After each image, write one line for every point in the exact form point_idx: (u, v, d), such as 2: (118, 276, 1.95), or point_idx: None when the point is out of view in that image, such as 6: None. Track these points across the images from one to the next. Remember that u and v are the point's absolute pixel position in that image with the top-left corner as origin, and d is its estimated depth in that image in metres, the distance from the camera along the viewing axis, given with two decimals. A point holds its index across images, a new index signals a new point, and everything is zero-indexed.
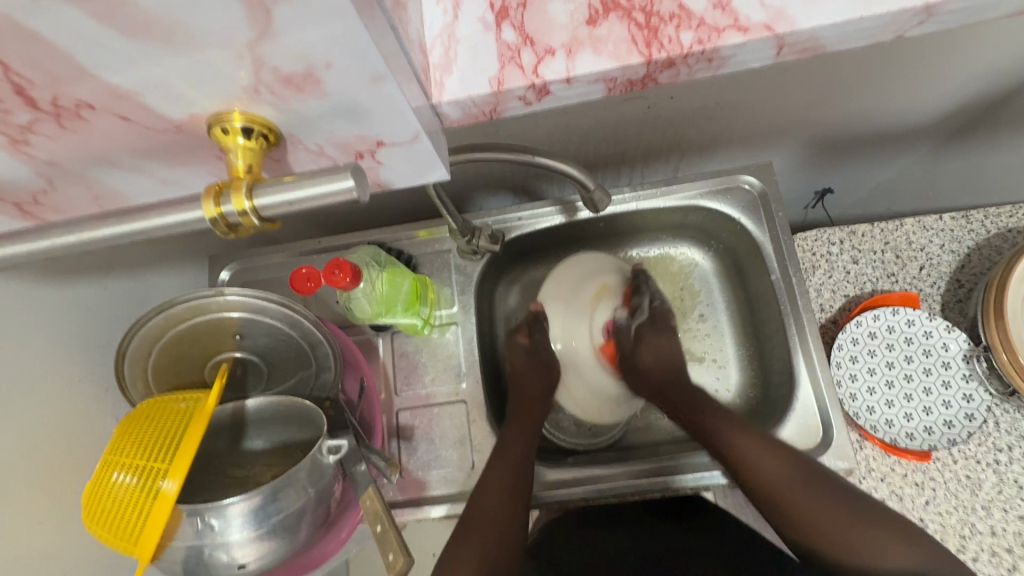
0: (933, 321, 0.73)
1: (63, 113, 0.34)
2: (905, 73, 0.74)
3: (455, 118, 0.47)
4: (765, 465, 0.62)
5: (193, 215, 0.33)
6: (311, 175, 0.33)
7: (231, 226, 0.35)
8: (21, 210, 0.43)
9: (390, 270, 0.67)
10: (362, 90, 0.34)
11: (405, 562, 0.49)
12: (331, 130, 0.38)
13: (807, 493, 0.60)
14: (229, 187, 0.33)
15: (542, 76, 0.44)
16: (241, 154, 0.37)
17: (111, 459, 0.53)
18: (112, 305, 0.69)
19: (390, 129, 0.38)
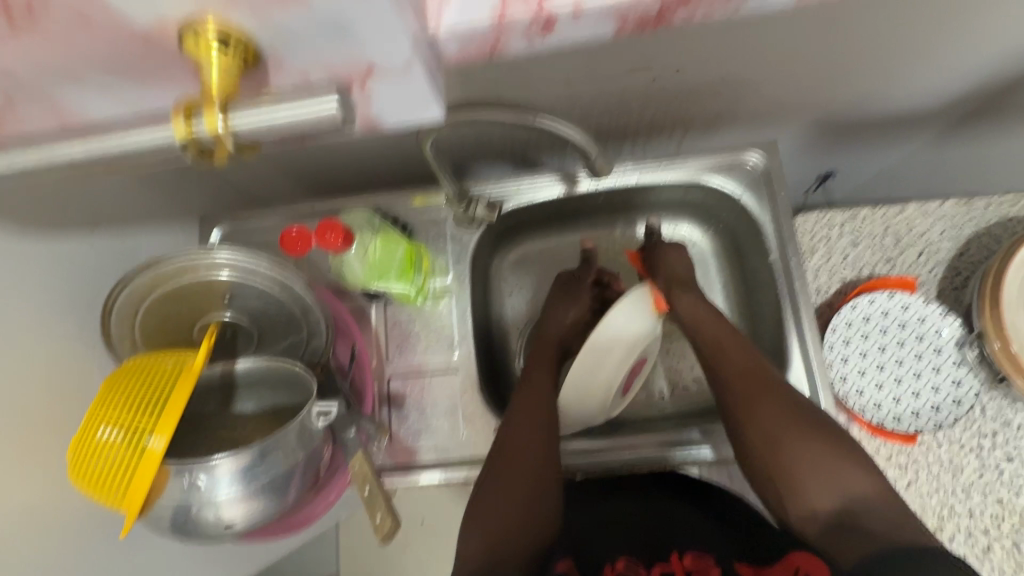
0: (928, 306, 0.73)
1: (14, 15, 0.31)
2: (916, 55, 0.72)
3: (452, 55, 0.43)
4: (744, 381, 0.64)
5: (168, 133, 0.34)
6: (291, 99, 0.33)
7: (203, 149, 0.35)
8: None
9: (384, 237, 0.65)
10: (353, 5, 0.31)
11: (392, 526, 0.51)
12: (320, 52, 0.35)
13: (773, 407, 0.61)
14: (199, 107, 0.34)
15: (548, 8, 0.40)
16: (218, 67, 0.34)
17: (95, 416, 0.52)
18: (96, 262, 0.67)
19: (383, 52, 0.35)
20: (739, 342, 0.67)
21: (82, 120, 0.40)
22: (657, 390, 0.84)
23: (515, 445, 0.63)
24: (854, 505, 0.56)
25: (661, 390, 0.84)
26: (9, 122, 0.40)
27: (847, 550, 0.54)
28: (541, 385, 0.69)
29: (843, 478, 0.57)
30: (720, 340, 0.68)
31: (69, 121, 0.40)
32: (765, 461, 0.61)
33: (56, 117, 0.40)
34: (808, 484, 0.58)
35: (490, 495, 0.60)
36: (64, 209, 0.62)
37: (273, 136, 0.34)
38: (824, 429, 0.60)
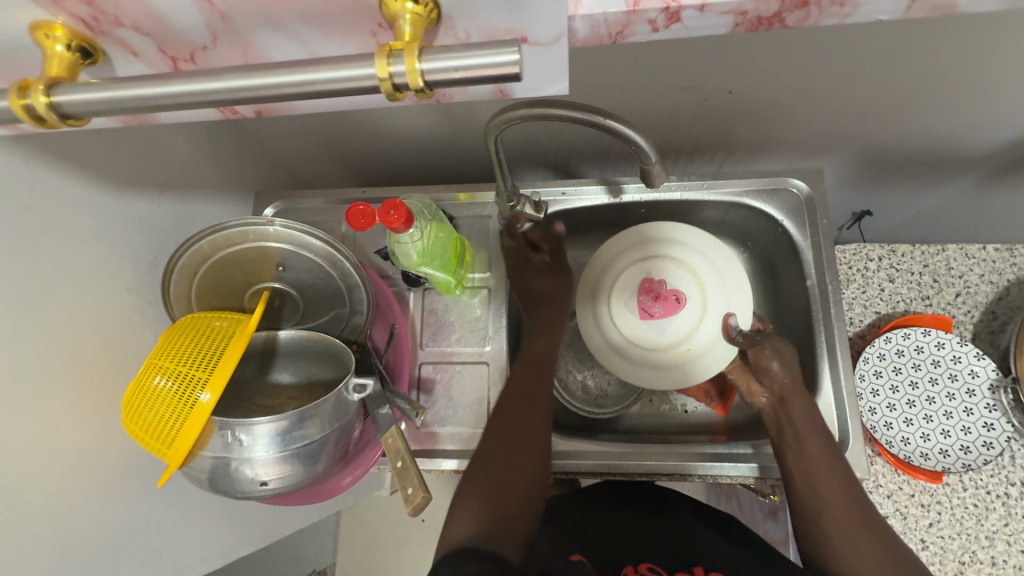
0: (964, 346, 0.72)
1: None
2: (968, 98, 0.73)
3: (581, 36, 0.42)
4: (839, 503, 0.60)
5: (366, 71, 0.31)
6: (479, 45, 0.31)
7: (396, 89, 0.33)
8: (175, 65, 0.41)
9: (437, 225, 0.67)
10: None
11: (424, 499, 0.51)
12: (485, 16, 0.36)
13: (862, 541, 0.57)
14: (401, 49, 0.31)
15: (678, 1, 0.39)
16: (409, 22, 0.34)
17: (152, 365, 0.55)
18: (160, 224, 0.71)
19: (537, 24, 0.36)
20: (835, 462, 0.63)
21: (251, 55, 0.40)
22: (680, 403, 0.84)
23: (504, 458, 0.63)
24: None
25: (684, 404, 0.84)
26: (197, 55, 0.40)
27: None
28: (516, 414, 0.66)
29: None
30: (810, 453, 0.63)
31: (249, 56, 0.40)
32: None
33: (233, 47, 0.40)
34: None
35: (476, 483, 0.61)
36: (138, 170, 0.66)
37: (456, 83, 0.32)
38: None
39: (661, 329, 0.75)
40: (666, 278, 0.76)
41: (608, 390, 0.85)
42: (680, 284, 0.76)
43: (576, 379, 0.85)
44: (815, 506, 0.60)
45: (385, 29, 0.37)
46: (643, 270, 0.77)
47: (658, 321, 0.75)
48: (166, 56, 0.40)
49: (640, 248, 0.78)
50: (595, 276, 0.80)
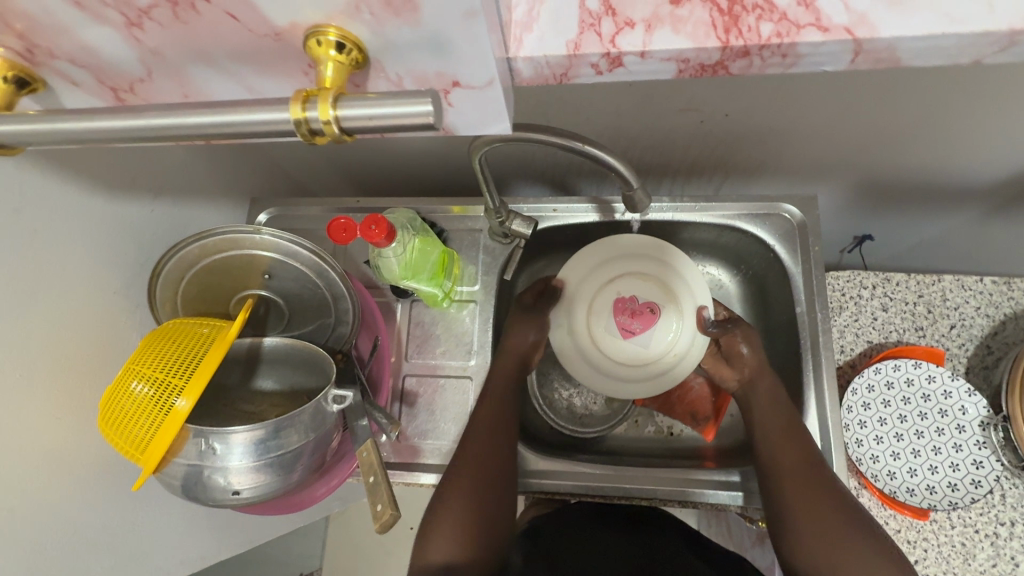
0: (955, 381, 0.71)
1: (178, 4, 0.34)
2: (967, 130, 0.72)
3: (525, 78, 0.44)
4: (801, 473, 0.62)
5: (282, 117, 0.32)
6: (396, 95, 0.31)
7: (313, 132, 0.33)
8: (116, 94, 0.44)
9: (423, 238, 0.68)
10: (455, 25, 0.32)
11: (392, 516, 0.51)
12: (414, 61, 0.36)
13: (822, 509, 0.59)
14: (317, 94, 0.32)
15: (618, 47, 0.41)
16: (332, 67, 0.35)
17: (132, 369, 0.55)
18: (153, 228, 0.71)
19: (468, 69, 0.36)
20: (793, 434, 0.65)
21: (188, 91, 0.42)
22: (666, 426, 0.83)
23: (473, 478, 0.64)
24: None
25: (670, 426, 0.83)
26: (136, 88, 0.43)
27: None
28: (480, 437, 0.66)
29: None
30: (770, 429, 0.66)
31: (188, 92, 0.42)
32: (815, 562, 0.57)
33: (170, 82, 0.42)
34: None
35: (449, 515, 0.61)
36: (132, 175, 0.67)
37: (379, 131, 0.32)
38: (878, 539, 0.57)
39: (646, 344, 0.77)
40: (635, 292, 0.78)
41: (594, 410, 0.84)
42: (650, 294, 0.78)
43: (563, 396, 0.85)
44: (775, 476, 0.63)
45: (313, 70, 0.38)
46: (609, 290, 0.78)
47: (641, 337, 0.77)
48: (105, 87, 0.42)
49: (598, 270, 0.79)
50: (565, 308, 0.79)
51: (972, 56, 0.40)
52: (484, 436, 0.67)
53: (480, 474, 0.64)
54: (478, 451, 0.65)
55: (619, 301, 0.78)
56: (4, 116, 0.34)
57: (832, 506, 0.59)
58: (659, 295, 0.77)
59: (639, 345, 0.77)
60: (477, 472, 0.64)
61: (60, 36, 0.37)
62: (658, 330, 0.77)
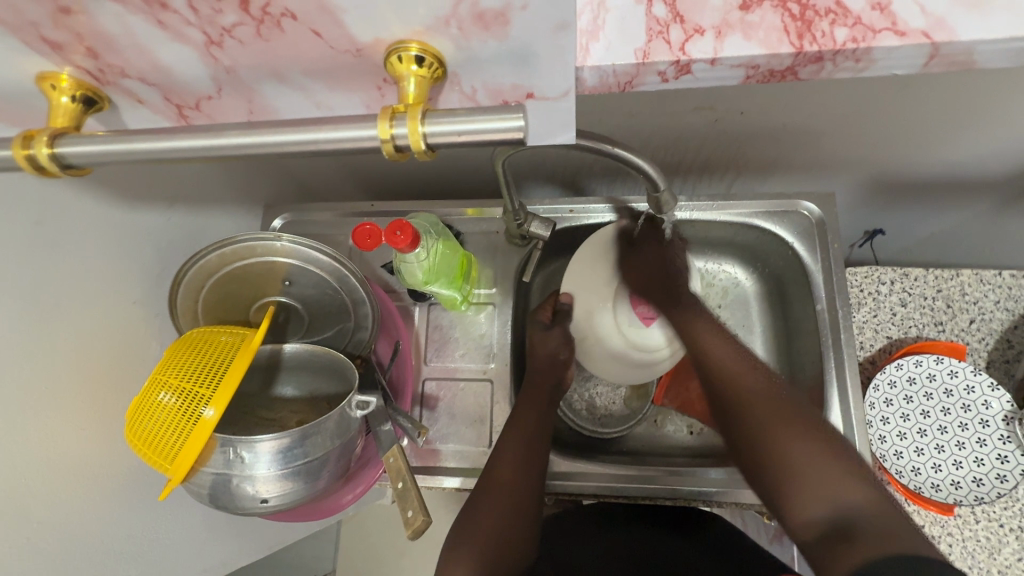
0: (977, 376, 0.70)
1: (265, 23, 0.35)
2: (984, 125, 0.72)
3: (589, 85, 0.44)
4: (742, 375, 0.66)
5: (370, 133, 0.33)
6: (486, 109, 0.31)
7: (399, 149, 0.34)
8: (181, 112, 0.45)
9: (444, 242, 0.67)
10: (544, 38, 0.34)
11: (423, 523, 0.50)
12: (493, 73, 0.38)
13: (771, 403, 0.63)
14: (404, 111, 0.33)
15: (688, 54, 0.41)
16: (415, 82, 0.37)
17: (157, 380, 0.55)
18: (170, 237, 0.71)
19: (546, 82, 0.38)
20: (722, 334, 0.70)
21: (254, 105, 0.44)
22: (685, 425, 0.82)
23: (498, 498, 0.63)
24: (846, 509, 0.53)
25: (689, 425, 0.82)
26: (202, 104, 0.44)
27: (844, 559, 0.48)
28: (511, 461, 0.65)
29: (840, 487, 0.54)
30: (700, 331, 0.70)
31: (253, 108, 0.44)
32: (763, 451, 0.61)
33: (238, 99, 0.43)
34: (809, 486, 0.56)
35: (472, 540, 0.61)
36: (149, 184, 0.67)
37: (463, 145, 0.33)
38: (819, 432, 0.60)
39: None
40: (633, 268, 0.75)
41: (613, 410, 0.84)
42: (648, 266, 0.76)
43: (581, 396, 0.85)
44: (717, 377, 0.68)
45: (389, 84, 0.40)
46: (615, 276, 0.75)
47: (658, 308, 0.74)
48: (172, 104, 0.44)
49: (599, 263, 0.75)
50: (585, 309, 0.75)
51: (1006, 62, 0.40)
52: (516, 456, 0.65)
53: (510, 493, 0.63)
54: (507, 471, 0.64)
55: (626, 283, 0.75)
56: (78, 137, 0.36)
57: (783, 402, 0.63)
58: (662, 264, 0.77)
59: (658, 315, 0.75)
60: (508, 490, 0.63)
61: (136, 52, 0.38)
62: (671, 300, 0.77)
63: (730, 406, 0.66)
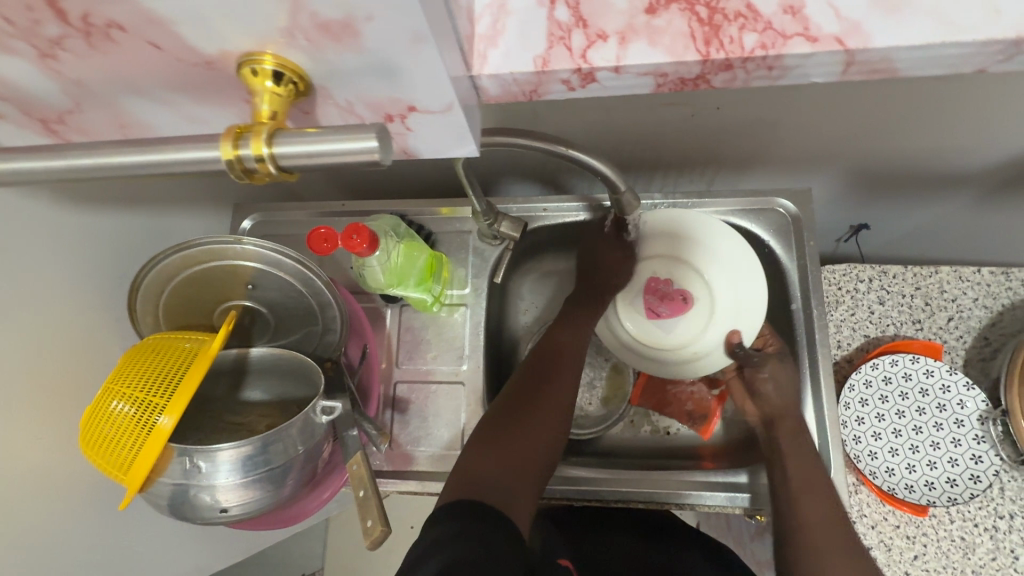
0: (953, 375, 0.70)
1: (92, 34, 0.31)
2: (962, 118, 0.71)
3: (493, 94, 0.43)
4: (814, 478, 0.63)
5: (211, 155, 0.30)
6: (338, 129, 0.29)
7: (248, 171, 0.31)
8: (47, 126, 0.41)
9: (409, 244, 0.66)
10: (403, 52, 0.31)
11: (381, 532, 0.50)
12: (361, 87, 0.35)
13: (829, 515, 0.61)
14: (250, 131, 0.30)
15: (589, 62, 0.39)
16: (267, 98, 0.33)
17: (111, 388, 0.54)
18: (131, 240, 0.70)
19: (424, 95, 0.35)
20: (806, 430, 0.66)
21: (125, 122, 0.40)
22: (663, 426, 0.81)
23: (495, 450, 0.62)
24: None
25: (667, 426, 0.81)
26: (66, 118, 0.40)
27: None
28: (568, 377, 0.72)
29: None
30: (784, 423, 0.67)
31: (125, 124, 0.40)
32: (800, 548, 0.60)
33: (103, 113, 0.39)
34: None
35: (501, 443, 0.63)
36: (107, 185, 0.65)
37: (319, 168, 0.31)
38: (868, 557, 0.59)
39: (667, 330, 0.77)
40: (673, 278, 0.77)
41: (590, 410, 0.83)
42: (685, 282, 0.77)
43: None
44: (793, 484, 0.63)
45: (251, 101, 0.37)
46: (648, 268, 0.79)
47: (665, 322, 0.76)
48: (33, 119, 0.40)
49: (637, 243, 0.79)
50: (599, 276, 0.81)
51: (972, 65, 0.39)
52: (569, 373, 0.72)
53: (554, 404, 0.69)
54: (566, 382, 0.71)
55: (657, 282, 0.78)
56: None
57: (836, 515, 0.61)
58: (690, 280, 0.76)
59: (659, 330, 0.77)
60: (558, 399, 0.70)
61: None
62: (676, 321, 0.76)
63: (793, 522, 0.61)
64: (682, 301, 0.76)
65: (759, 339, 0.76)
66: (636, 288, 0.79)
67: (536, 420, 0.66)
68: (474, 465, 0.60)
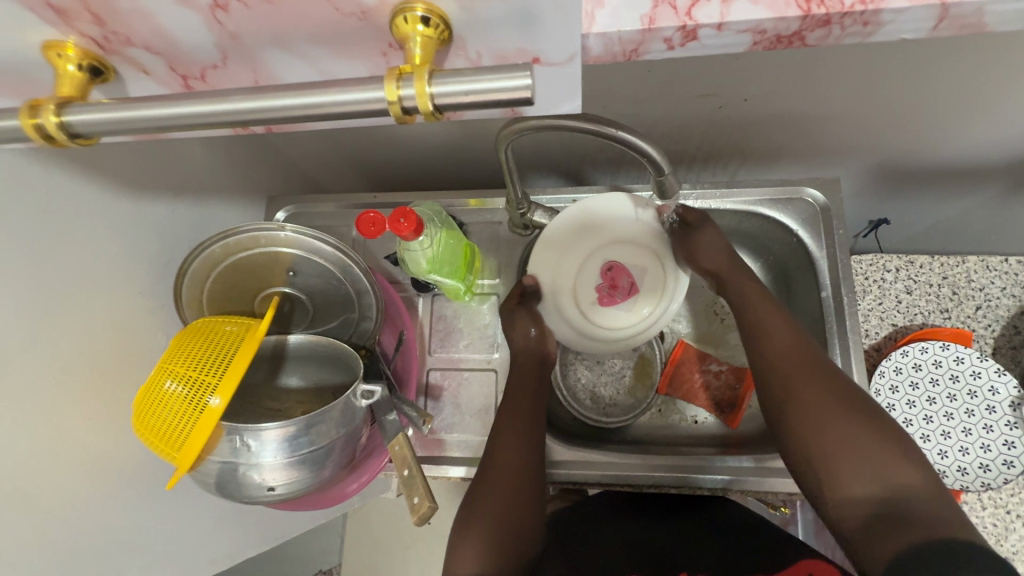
0: (983, 361, 0.70)
1: None
2: (989, 109, 0.71)
3: (594, 54, 0.44)
4: (792, 356, 0.60)
5: (376, 94, 0.32)
6: (492, 68, 0.31)
7: (405, 112, 0.33)
8: (185, 83, 0.43)
9: (447, 232, 0.67)
10: (551, 3, 0.32)
11: (429, 509, 0.51)
12: (496, 36, 0.36)
13: (814, 384, 0.58)
14: (410, 72, 0.32)
15: (695, 19, 0.40)
16: (420, 43, 0.35)
17: (164, 369, 0.55)
18: (174, 229, 0.71)
19: (551, 45, 0.36)
20: (777, 312, 0.64)
21: (261, 75, 0.42)
22: (690, 415, 0.82)
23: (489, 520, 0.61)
24: (899, 492, 0.50)
25: (694, 415, 0.82)
26: (207, 74, 0.42)
27: (886, 544, 0.48)
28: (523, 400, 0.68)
29: (890, 471, 0.51)
30: (748, 298, 0.66)
31: (259, 77, 0.42)
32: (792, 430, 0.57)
33: (243, 68, 0.41)
34: (847, 473, 0.52)
35: (481, 512, 0.61)
36: (153, 175, 0.67)
37: (470, 106, 0.32)
38: (867, 410, 0.55)
39: (643, 281, 0.78)
40: (586, 286, 0.78)
41: (617, 399, 0.84)
42: (596, 265, 0.78)
43: (584, 386, 0.85)
44: (770, 361, 0.61)
45: (392, 48, 0.38)
46: (582, 289, 0.78)
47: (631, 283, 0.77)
48: (175, 74, 0.42)
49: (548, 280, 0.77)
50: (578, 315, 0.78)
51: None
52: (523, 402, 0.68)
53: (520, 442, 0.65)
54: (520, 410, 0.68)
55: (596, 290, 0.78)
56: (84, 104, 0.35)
57: (828, 385, 0.57)
58: (603, 253, 0.77)
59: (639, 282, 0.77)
60: (519, 437, 0.65)
61: (137, 18, 0.36)
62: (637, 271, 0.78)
63: (779, 397, 0.59)
64: (617, 265, 0.78)
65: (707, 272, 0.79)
66: (584, 294, 0.78)
67: (502, 470, 0.63)
68: (460, 553, 0.60)
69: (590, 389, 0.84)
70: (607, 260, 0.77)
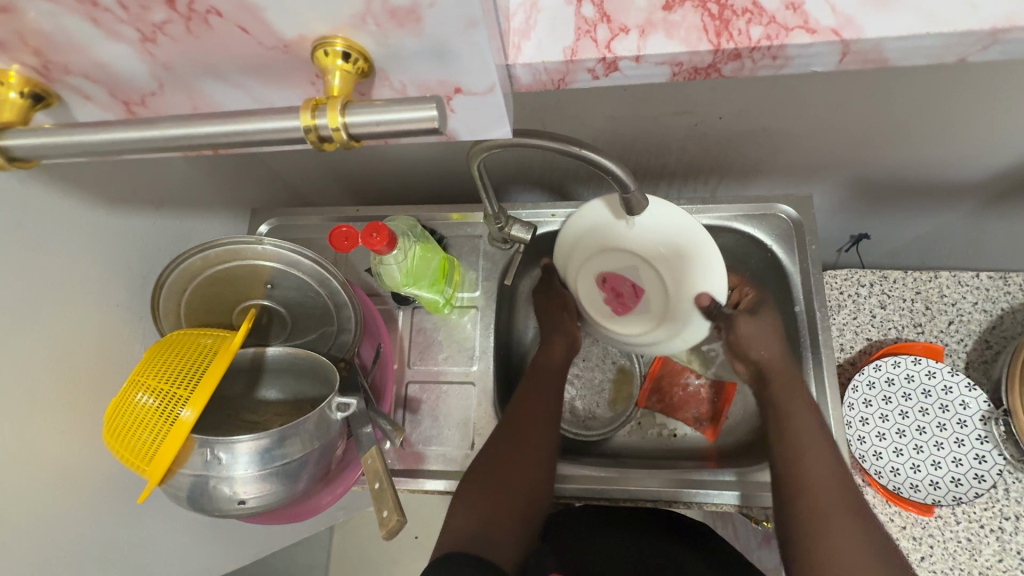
0: (954, 376, 0.71)
1: (192, 18, 0.34)
2: (955, 129, 0.73)
3: (524, 83, 0.45)
4: (827, 486, 0.59)
5: (291, 124, 0.33)
6: (402, 102, 0.32)
7: (321, 140, 0.34)
8: (128, 108, 0.44)
9: (423, 245, 0.68)
10: (457, 34, 0.34)
11: (398, 522, 0.51)
12: (416, 69, 0.37)
13: (848, 527, 0.56)
14: (326, 102, 0.33)
15: (613, 53, 0.42)
16: (339, 77, 0.36)
17: (137, 381, 0.56)
18: (154, 240, 0.72)
19: (470, 76, 0.37)
20: (823, 436, 0.62)
21: (199, 102, 0.43)
22: (670, 428, 0.82)
23: (488, 492, 0.64)
24: None
25: (673, 428, 0.82)
26: (147, 100, 0.43)
27: None
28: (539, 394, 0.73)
29: None
30: (795, 418, 0.63)
31: (198, 105, 0.43)
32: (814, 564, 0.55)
33: (180, 95, 0.42)
34: None
35: (476, 482, 0.65)
36: (133, 187, 0.67)
37: (381, 137, 0.33)
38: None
39: (636, 272, 0.80)
40: (598, 304, 0.82)
41: (597, 412, 0.84)
42: (595, 285, 0.82)
43: (564, 399, 0.85)
44: (803, 485, 0.59)
45: (321, 81, 0.39)
46: (601, 306, 0.82)
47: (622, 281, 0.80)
48: (118, 101, 0.43)
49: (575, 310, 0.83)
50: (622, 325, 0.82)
51: (957, 56, 0.42)
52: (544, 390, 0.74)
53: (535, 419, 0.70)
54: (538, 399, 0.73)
55: (608, 302, 0.82)
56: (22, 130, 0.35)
57: (862, 535, 0.56)
58: (593, 262, 0.80)
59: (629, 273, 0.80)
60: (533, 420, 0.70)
61: (74, 52, 0.37)
62: (632, 271, 0.80)
63: (805, 531, 0.57)
64: (610, 273, 0.81)
65: (735, 291, 0.77)
66: (598, 311, 0.82)
67: (513, 443, 0.67)
68: (455, 520, 0.62)
69: (570, 402, 0.85)
70: (598, 274, 0.81)
